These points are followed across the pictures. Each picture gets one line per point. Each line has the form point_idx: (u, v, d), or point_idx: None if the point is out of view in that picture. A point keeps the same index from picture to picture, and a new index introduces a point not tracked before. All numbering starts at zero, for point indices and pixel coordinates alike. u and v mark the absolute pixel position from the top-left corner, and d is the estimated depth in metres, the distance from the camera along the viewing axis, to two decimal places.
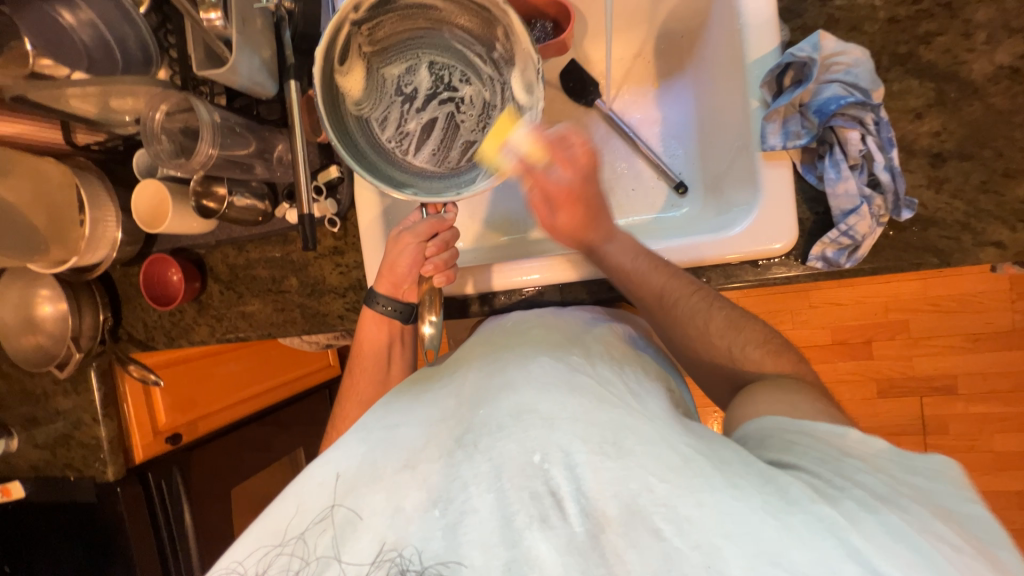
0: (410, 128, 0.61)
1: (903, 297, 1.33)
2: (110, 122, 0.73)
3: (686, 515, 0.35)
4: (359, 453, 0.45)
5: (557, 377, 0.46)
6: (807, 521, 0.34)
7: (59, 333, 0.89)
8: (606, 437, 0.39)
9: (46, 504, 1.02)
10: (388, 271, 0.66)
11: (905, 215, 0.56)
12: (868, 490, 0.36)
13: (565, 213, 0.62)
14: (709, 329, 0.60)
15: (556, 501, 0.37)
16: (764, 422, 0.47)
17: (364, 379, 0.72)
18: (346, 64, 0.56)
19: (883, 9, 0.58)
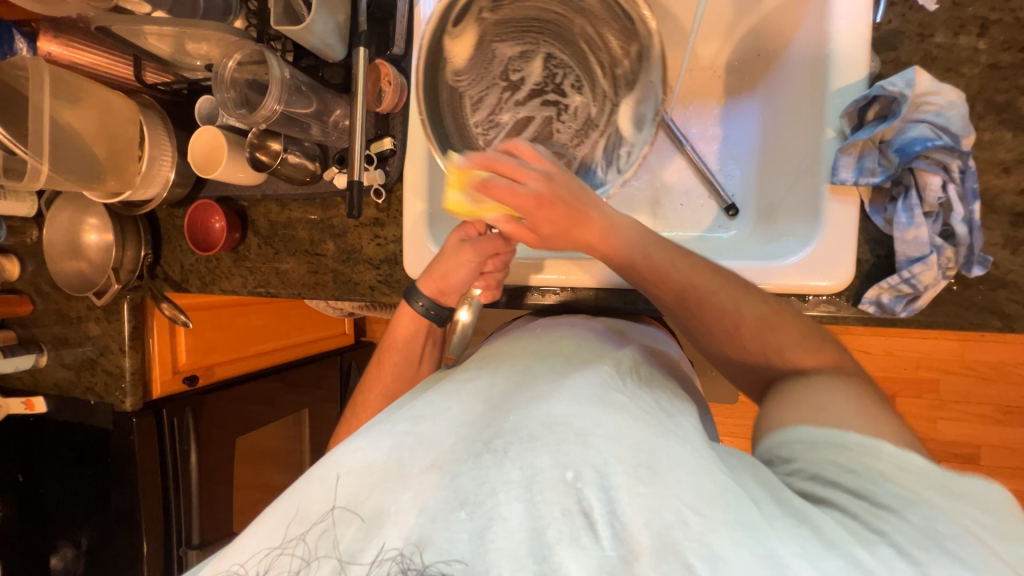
0: (504, 119, 0.67)
1: (937, 357, 1.27)
2: (180, 64, 0.74)
3: (722, 553, 0.33)
4: (382, 447, 0.43)
5: (588, 394, 0.46)
6: (847, 568, 0.32)
7: (101, 262, 0.92)
8: (641, 460, 0.38)
9: (65, 422, 1.06)
10: (440, 275, 0.68)
11: (975, 272, 0.53)
12: (907, 529, 0.34)
13: (541, 216, 0.51)
14: (743, 330, 0.54)
15: (588, 523, 0.36)
16: (798, 432, 0.42)
17: (387, 372, 0.71)
18: (459, 28, 0.59)
19: (986, 53, 0.55)
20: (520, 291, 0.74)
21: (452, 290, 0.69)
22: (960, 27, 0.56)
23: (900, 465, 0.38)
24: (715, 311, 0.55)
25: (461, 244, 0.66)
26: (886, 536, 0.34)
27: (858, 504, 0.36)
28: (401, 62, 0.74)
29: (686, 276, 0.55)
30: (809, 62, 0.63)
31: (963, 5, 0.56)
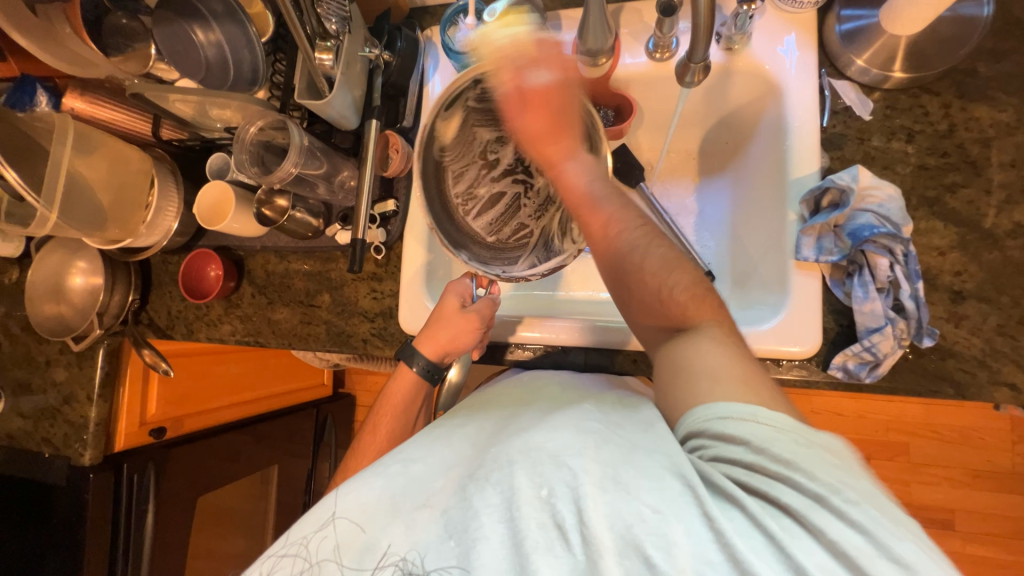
0: (481, 191, 0.72)
1: (904, 420, 1.33)
2: (199, 125, 0.79)
3: (673, 542, 0.39)
4: (375, 487, 0.51)
5: (567, 417, 0.50)
6: (772, 545, 0.38)
7: (85, 306, 0.91)
8: (607, 471, 0.43)
9: (10, 477, 0.98)
10: (436, 336, 0.70)
11: (926, 343, 0.59)
12: (797, 494, 0.39)
13: (534, 119, 0.58)
14: (669, 300, 0.54)
15: (561, 533, 0.42)
16: (704, 412, 0.45)
17: (381, 435, 0.71)
18: (449, 111, 0.64)
19: (915, 156, 0.65)
20: (499, 347, 0.77)
21: (451, 353, 0.72)
22: (892, 134, 0.66)
23: (790, 432, 0.42)
24: (647, 287, 0.55)
25: (464, 311, 0.69)
26: (789, 508, 0.39)
27: (755, 473, 0.41)
28: (409, 133, 0.81)
29: (618, 248, 0.57)
30: (770, 154, 0.73)
31: (892, 117, 0.67)
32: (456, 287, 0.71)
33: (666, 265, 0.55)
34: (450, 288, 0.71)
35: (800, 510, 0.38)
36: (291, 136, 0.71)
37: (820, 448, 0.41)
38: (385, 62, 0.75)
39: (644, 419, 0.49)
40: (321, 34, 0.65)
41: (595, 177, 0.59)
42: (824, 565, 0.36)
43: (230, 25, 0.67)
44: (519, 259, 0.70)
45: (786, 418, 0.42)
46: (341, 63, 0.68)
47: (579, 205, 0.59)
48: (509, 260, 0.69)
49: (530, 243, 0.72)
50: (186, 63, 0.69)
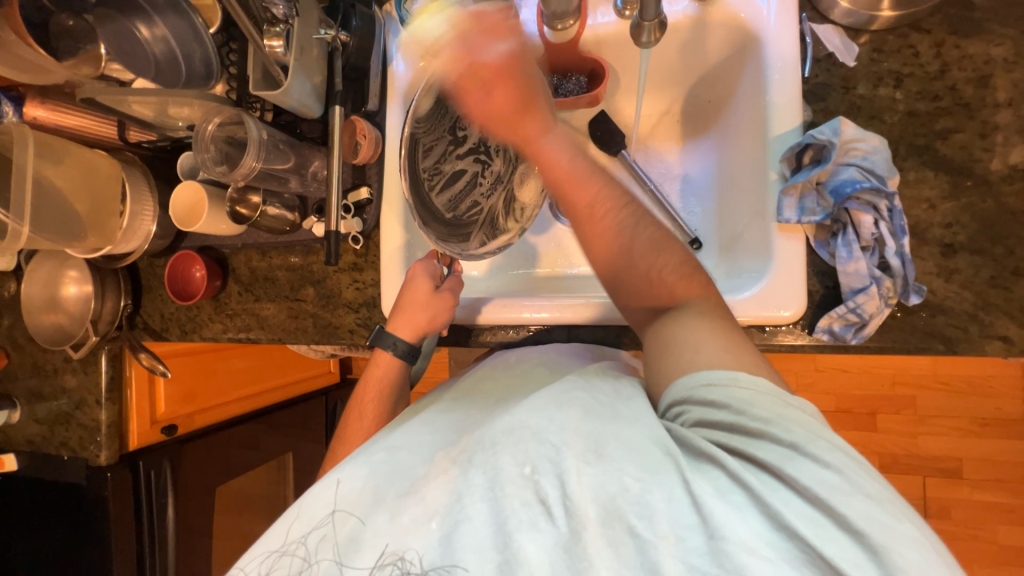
0: (444, 166, 0.67)
1: (911, 373, 1.31)
2: (162, 125, 0.77)
3: (655, 508, 0.38)
4: (363, 477, 0.49)
5: (547, 393, 0.47)
6: (748, 501, 0.37)
7: (79, 314, 0.92)
8: (589, 444, 0.42)
9: (36, 480, 1.02)
10: (410, 315, 0.70)
11: (913, 300, 0.57)
12: (774, 448, 0.38)
13: (501, 92, 0.56)
14: (658, 281, 0.53)
15: (545, 508, 0.40)
16: (688, 381, 0.44)
17: (369, 414, 0.71)
18: (431, 80, 0.58)
19: (903, 102, 0.61)
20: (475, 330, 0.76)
21: (428, 332, 0.71)
22: (879, 80, 0.62)
23: (767, 393, 0.41)
24: (633, 267, 0.53)
25: (438, 292, 0.70)
26: (767, 465, 0.38)
27: (735, 433, 0.40)
28: (376, 117, 0.78)
29: (608, 238, 0.54)
30: (753, 108, 0.68)
31: (878, 60, 0.63)
32: (424, 267, 0.71)
33: (656, 245, 0.53)
34: (418, 269, 0.71)
35: (779, 464, 0.37)
36: (249, 131, 0.70)
37: (795, 407, 0.40)
38: (343, 43, 0.72)
39: (620, 391, 0.48)
40: (268, 20, 0.64)
41: (574, 154, 0.56)
42: (803, 514, 0.35)
43: (175, 17, 0.66)
44: (471, 236, 0.68)
45: (765, 381, 0.42)
46: (293, 49, 0.66)
47: (563, 183, 0.55)
48: (464, 238, 0.67)
49: (480, 220, 0.70)
50: (136, 62, 0.67)
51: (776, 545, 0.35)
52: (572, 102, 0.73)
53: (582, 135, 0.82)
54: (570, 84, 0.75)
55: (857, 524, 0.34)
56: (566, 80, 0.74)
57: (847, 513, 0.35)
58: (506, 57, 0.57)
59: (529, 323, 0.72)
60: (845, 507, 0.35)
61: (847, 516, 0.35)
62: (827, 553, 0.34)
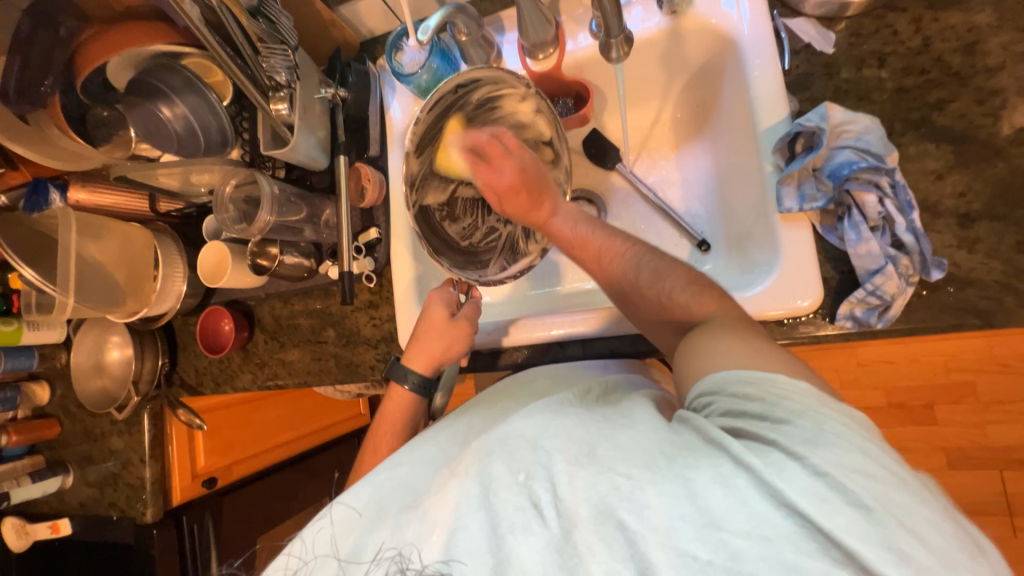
0: (457, 201, 0.75)
1: (964, 357, 1.22)
2: (187, 193, 0.84)
3: (646, 503, 0.36)
4: (366, 492, 0.48)
5: (544, 404, 0.48)
6: (752, 483, 0.34)
7: (122, 376, 0.97)
8: (581, 447, 0.40)
9: (89, 543, 1.05)
10: (426, 345, 0.71)
11: (936, 275, 0.55)
12: (799, 431, 0.36)
13: (518, 202, 0.63)
14: (668, 299, 0.55)
15: (537, 511, 0.38)
16: (720, 377, 0.43)
17: (384, 454, 0.69)
18: (430, 111, 0.66)
19: (890, 80, 0.61)
20: (491, 354, 0.77)
21: (443, 362, 0.72)
22: (862, 62, 0.63)
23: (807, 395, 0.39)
24: (639, 293, 0.57)
25: (454, 321, 0.71)
26: (776, 444, 0.36)
27: (763, 421, 0.38)
28: (377, 161, 0.83)
29: (617, 272, 0.58)
30: (740, 107, 0.69)
31: (858, 44, 0.63)
32: (439, 296, 0.73)
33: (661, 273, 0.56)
34: (434, 298, 0.72)
35: (792, 444, 0.35)
36: (261, 188, 0.75)
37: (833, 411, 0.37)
38: (342, 99, 0.79)
39: (622, 408, 0.47)
40: (272, 87, 0.69)
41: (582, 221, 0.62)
42: (807, 491, 0.33)
43: (192, 97, 0.73)
44: (489, 263, 0.73)
45: (805, 386, 0.39)
46: (297, 109, 0.71)
47: (573, 247, 0.62)
48: (482, 264, 0.72)
49: (500, 246, 0.75)
50: (159, 138, 0.74)
51: (775, 524, 0.32)
52: (564, 122, 0.75)
53: (577, 154, 0.84)
54: (558, 108, 0.78)
55: (864, 498, 0.32)
56: (554, 103, 0.77)
57: (855, 488, 0.32)
58: (517, 172, 0.62)
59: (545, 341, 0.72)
60: (856, 484, 0.33)
61: (856, 492, 0.32)
62: (829, 528, 0.31)
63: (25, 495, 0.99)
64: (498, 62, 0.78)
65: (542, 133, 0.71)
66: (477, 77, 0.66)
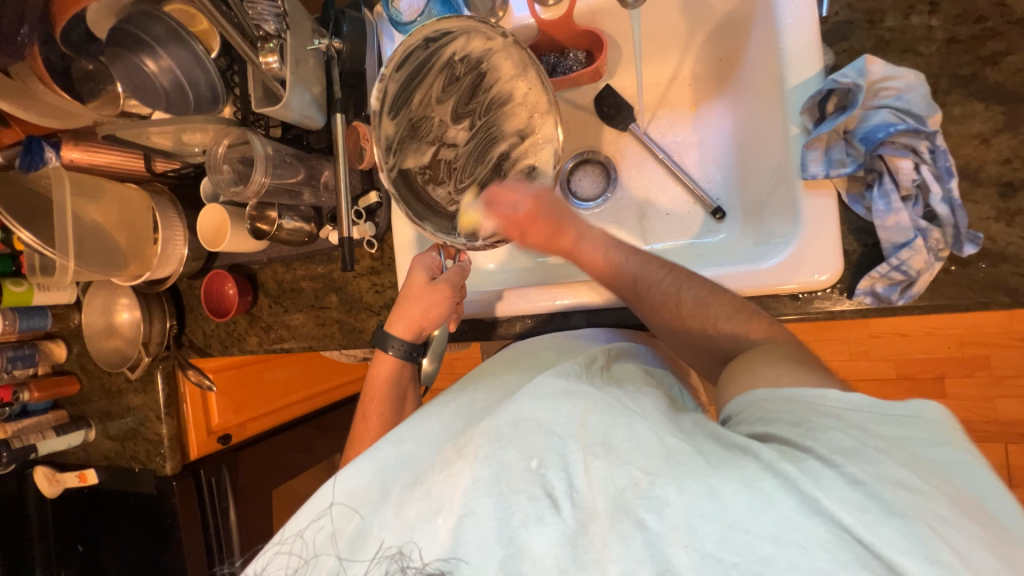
0: (440, 164, 0.71)
1: (982, 331, 1.19)
2: (181, 153, 0.81)
3: (666, 501, 0.35)
4: (369, 472, 0.48)
5: (554, 383, 0.48)
6: (783, 486, 0.33)
7: (133, 337, 0.98)
8: (597, 437, 0.40)
9: (115, 491, 1.11)
10: (406, 313, 0.70)
11: (968, 251, 0.51)
12: (835, 441, 0.35)
13: (534, 232, 0.63)
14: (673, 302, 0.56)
15: (551, 502, 0.38)
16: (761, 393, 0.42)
17: (372, 423, 0.71)
18: (399, 70, 0.60)
19: (941, 29, 0.55)
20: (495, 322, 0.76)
21: (426, 327, 0.71)
22: (910, 8, 0.56)
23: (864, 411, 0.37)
24: (659, 295, 0.57)
25: (434, 284, 0.69)
26: (812, 452, 0.35)
27: (798, 426, 0.37)
28: None
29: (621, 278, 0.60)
30: (767, 61, 0.63)
31: None
32: (421, 262, 0.71)
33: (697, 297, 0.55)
34: (415, 263, 0.71)
35: (830, 452, 0.34)
36: (254, 148, 0.72)
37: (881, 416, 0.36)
38: (337, 51, 0.73)
39: (631, 391, 0.47)
40: (261, 37, 0.65)
41: (615, 243, 0.62)
42: (846, 501, 0.32)
43: (178, 49, 0.69)
44: None
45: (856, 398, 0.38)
46: (288, 62, 0.67)
47: (605, 273, 0.61)
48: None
49: None
50: (147, 95, 0.71)
51: (808, 530, 0.31)
52: (574, 79, 0.69)
53: (588, 113, 0.79)
54: (568, 61, 0.72)
55: (905, 507, 0.31)
56: (564, 57, 0.72)
57: (894, 498, 0.31)
58: (529, 205, 0.63)
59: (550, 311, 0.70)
60: (896, 495, 0.31)
61: (896, 500, 0.31)
62: (871, 540, 0.30)
63: (51, 447, 1.04)
64: (503, 11, 0.70)
65: (531, 88, 0.66)
66: (450, 28, 0.59)
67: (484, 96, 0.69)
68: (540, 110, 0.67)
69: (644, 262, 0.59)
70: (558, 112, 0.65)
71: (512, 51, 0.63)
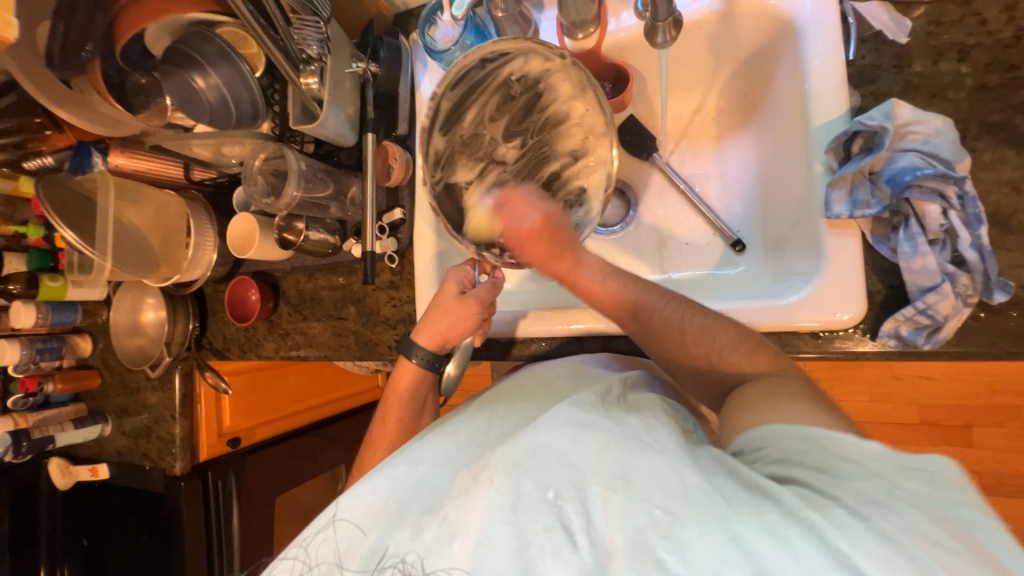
0: (486, 180, 0.72)
1: (1013, 380, 1.14)
2: (219, 164, 0.85)
3: (687, 543, 0.35)
4: (385, 489, 0.49)
5: (570, 411, 0.47)
6: (805, 534, 0.33)
7: (156, 337, 1.01)
8: (615, 470, 0.40)
9: (124, 487, 1.13)
10: (432, 324, 0.71)
11: (998, 297, 0.51)
12: (860, 490, 0.34)
13: (538, 249, 0.60)
14: (677, 327, 0.56)
15: (568, 535, 0.39)
16: (772, 429, 0.41)
17: (392, 424, 0.72)
18: (456, 87, 0.64)
19: (970, 76, 0.55)
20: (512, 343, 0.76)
21: (451, 339, 0.72)
22: (939, 54, 0.56)
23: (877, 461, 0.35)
24: (662, 324, 0.57)
25: (463, 298, 0.70)
26: (837, 499, 0.34)
27: (820, 472, 0.36)
28: (405, 140, 0.82)
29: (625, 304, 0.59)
30: (793, 99, 0.64)
31: (937, 34, 0.57)
32: (454, 274, 0.72)
33: (705, 329, 0.55)
34: (450, 275, 0.72)
35: (856, 503, 0.34)
36: (289, 163, 0.75)
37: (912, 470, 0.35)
38: (372, 74, 0.76)
39: (648, 423, 0.45)
40: (304, 60, 0.68)
41: (608, 275, 0.61)
42: (874, 553, 0.31)
43: (226, 68, 0.73)
44: None
45: (878, 447, 0.36)
46: (327, 84, 0.70)
47: (600, 301, 0.61)
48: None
49: None
50: (193, 109, 0.75)
51: None
52: None
53: None
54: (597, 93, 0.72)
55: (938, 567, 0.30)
56: None
57: (924, 552, 0.30)
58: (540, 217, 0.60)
59: (566, 335, 0.70)
60: (927, 550, 0.30)
61: (929, 560, 0.30)
62: None
63: (69, 439, 1.07)
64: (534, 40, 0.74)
65: (588, 109, 0.66)
66: (507, 50, 0.62)
67: (539, 115, 0.71)
68: (596, 131, 0.67)
69: (644, 289, 0.59)
70: (613, 132, 0.65)
71: (570, 74, 0.64)
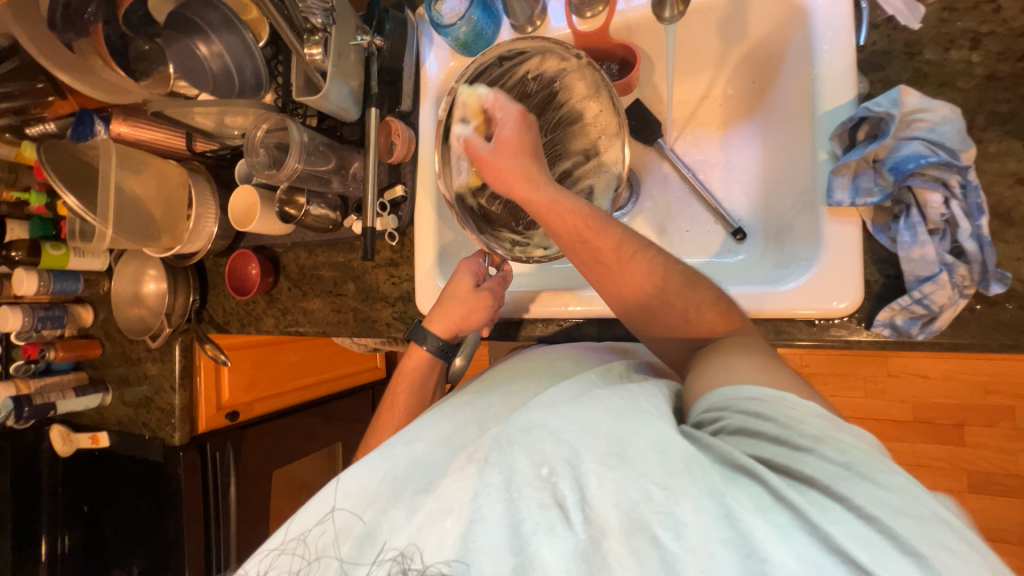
0: None
1: (1007, 381, 1.15)
2: (221, 135, 0.85)
3: (683, 520, 0.35)
4: (382, 470, 0.49)
5: (563, 392, 0.49)
6: (793, 521, 0.33)
7: (156, 308, 1.02)
8: (611, 447, 0.40)
9: (124, 456, 1.15)
10: (448, 313, 0.71)
11: (995, 289, 0.50)
12: (827, 464, 0.35)
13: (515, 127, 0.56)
14: (673, 295, 0.53)
15: (562, 512, 0.39)
16: (728, 391, 0.41)
17: (399, 409, 0.71)
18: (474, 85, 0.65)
19: (981, 65, 0.55)
20: (509, 323, 0.77)
21: (463, 330, 0.73)
22: (951, 42, 0.56)
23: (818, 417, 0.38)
24: (667, 302, 0.53)
25: (478, 291, 0.71)
26: (814, 481, 0.35)
27: (782, 445, 0.37)
28: (409, 117, 0.81)
29: (634, 279, 0.53)
30: (801, 87, 0.64)
31: (950, 21, 0.56)
32: (468, 265, 0.72)
33: (689, 283, 0.53)
34: (462, 267, 0.72)
35: (829, 482, 0.34)
36: (291, 134, 0.74)
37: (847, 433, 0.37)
38: (378, 47, 0.75)
39: (645, 392, 0.47)
40: (308, 29, 0.67)
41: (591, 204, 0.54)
42: (854, 534, 0.32)
43: (229, 35, 0.74)
44: (532, 244, 0.70)
45: (815, 405, 0.39)
46: (331, 55, 0.70)
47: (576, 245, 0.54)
48: (522, 241, 0.71)
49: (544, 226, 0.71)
50: (196, 76, 0.76)
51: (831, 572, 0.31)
52: None
53: None
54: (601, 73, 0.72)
55: (917, 546, 0.31)
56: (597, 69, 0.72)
57: (899, 529, 0.32)
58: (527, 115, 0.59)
59: (563, 317, 0.71)
60: (904, 528, 0.32)
61: (909, 540, 0.31)
62: None
63: (70, 406, 1.08)
64: (541, 19, 0.73)
65: (603, 110, 0.67)
66: (524, 48, 0.63)
67: (553, 113, 0.70)
68: (609, 132, 0.67)
69: (651, 262, 0.53)
70: (626, 133, 0.65)
71: (586, 73, 0.65)
